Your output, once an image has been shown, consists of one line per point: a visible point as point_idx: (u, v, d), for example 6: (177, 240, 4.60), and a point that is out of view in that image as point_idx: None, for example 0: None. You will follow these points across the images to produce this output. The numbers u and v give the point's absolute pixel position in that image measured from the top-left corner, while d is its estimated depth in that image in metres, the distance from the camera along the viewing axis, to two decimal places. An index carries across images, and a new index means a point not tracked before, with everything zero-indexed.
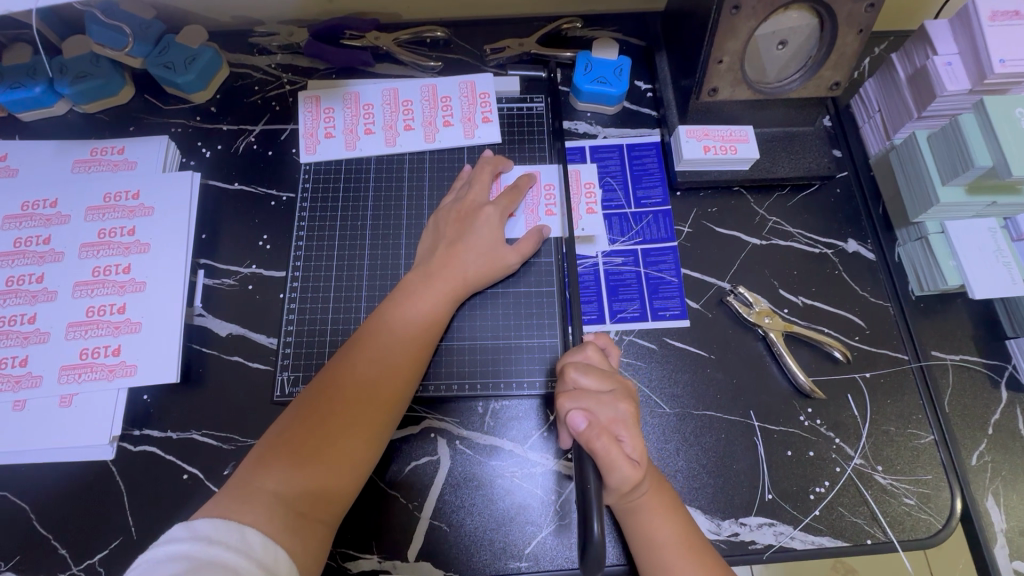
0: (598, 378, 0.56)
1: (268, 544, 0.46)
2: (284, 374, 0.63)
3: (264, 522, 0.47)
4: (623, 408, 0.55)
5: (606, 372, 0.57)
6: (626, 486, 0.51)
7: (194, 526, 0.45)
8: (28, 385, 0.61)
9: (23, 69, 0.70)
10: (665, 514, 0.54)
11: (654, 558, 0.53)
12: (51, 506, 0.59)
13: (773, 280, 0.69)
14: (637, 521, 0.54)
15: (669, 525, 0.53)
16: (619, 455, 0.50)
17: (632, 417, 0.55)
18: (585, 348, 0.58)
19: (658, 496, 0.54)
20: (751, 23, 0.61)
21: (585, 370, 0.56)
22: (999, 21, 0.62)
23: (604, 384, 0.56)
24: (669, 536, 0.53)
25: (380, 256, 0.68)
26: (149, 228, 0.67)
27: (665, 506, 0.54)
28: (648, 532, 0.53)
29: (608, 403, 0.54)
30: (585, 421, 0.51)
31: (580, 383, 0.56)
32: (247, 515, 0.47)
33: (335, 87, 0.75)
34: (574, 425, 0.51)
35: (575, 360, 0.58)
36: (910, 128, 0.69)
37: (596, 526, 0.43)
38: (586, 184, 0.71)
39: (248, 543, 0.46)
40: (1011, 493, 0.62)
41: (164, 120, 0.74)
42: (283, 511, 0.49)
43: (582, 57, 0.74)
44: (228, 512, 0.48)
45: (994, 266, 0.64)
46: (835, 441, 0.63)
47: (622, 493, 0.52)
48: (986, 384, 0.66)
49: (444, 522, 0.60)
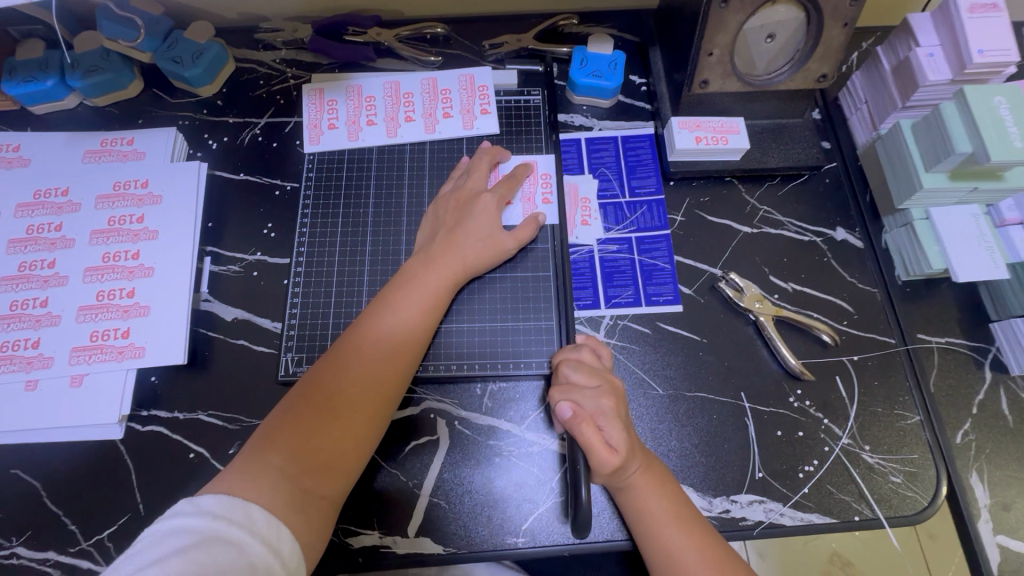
0: (586, 375, 0.58)
1: (271, 521, 0.48)
2: (288, 355, 0.65)
3: (266, 499, 0.49)
4: (606, 403, 0.56)
5: (595, 370, 0.59)
6: (608, 470, 0.53)
7: (200, 502, 0.47)
8: (39, 366, 0.63)
9: (36, 63, 0.72)
10: (657, 492, 0.56)
11: (648, 533, 0.55)
12: (61, 483, 0.61)
13: (763, 266, 0.71)
14: (630, 499, 0.56)
15: (660, 499, 0.55)
16: (598, 442, 0.53)
17: (615, 412, 0.56)
18: (579, 350, 0.62)
19: (650, 477, 0.56)
20: (739, 17, 0.63)
21: (576, 366, 0.59)
22: (978, 13, 0.64)
23: (592, 380, 0.58)
24: (661, 509, 0.55)
25: (382, 243, 0.70)
26: (157, 216, 0.69)
27: (658, 483, 0.56)
28: (640, 509, 0.55)
29: (591, 398, 0.57)
30: (569, 410, 0.55)
31: (571, 378, 0.59)
32: (251, 492, 0.49)
33: (338, 80, 0.77)
34: (560, 414, 0.55)
35: (570, 357, 0.61)
36: (894, 118, 0.71)
37: (583, 490, 0.50)
38: (583, 200, 0.74)
39: (251, 518, 0.47)
40: (996, 471, 0.64)
41: (172, 113, 0.77)
42: (285, 487, 0.50)
43: (578, 51, 0.76)
44: (233, 489, 0.49)
45: (977, 250, 0.66)
46: (823, 421, 0.65)
47: (607, 475, 0.54)
48: (970, 365, 0.67)
49: (443, 499, 0.62)
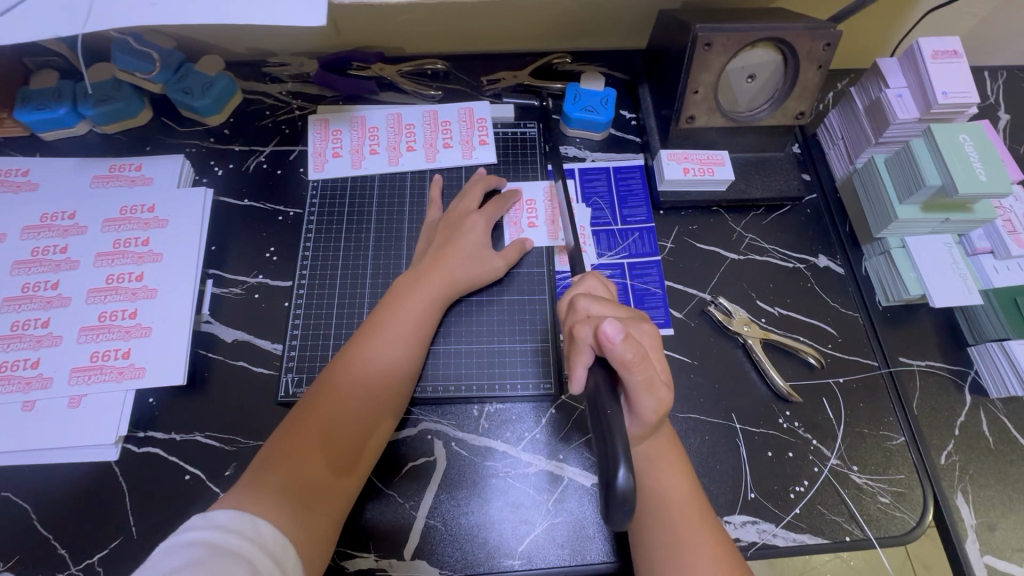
0: (605, 306, 0.56)
1: (277, 536, 0.48)
2: (288, 376, 0.66)
3: (273, 514, 0.49)
4: (646, 329, 0.55)
5: (614, 302, 0.57)
6: (655, 417, 0.51)
7: (212, 516, 0.47)
8: (38, 387, 0.63)
9: (50, 91, 0.75)
10: (674, 468, 0.54)
11: (664, 514, 0.52)
12: (53, 506, 0.60)
13: (750, 291, 0.74)
14: (650, 472, 0.53)
15: (675, 477, 0.54)
16: (657, 382, 0.50)
17: (656, 338, 0.56)
18: (586, 282, 0.61)
19: (668, 448, 0.55)
20: (721, 59, 0.68)
21: (594, 299, 0.56)
22: (940, 58, 0.69)
23: (618, 311, 0.56)
24: (679, 491, 0.53)
25: (382, 263, 0.72)
26: (162, 239, 0.70)
27: (675, 458, 0.55)
28: (660, 485, 0.53)
29: (636, 327, 0.55)
30: (620, 334, 0.48)
31: (590, 311, 0.56)
32: (258, 507, 0.49)
33: (342, 111, 0.80)
34: (609, 335, 0.47)
35: (579, 291, 0.60)
36: (869, 154, 0.75)
37: (622, 472, 0.42)
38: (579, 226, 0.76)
39: (259, 531, 0.47)
40: (979, 492, 0.66)
41: (180, 140, 0.79)
42: (291, 503, 0.51)
43: (571, 88, 0.80)
44: (241, 505, 0.49)
45: (951, 277, 0.70)
46: (812, 442, 0.66)
47: (648, 427, 0.52)
48: (951, 389, 0.70)
49: (439, 522, 0.62)
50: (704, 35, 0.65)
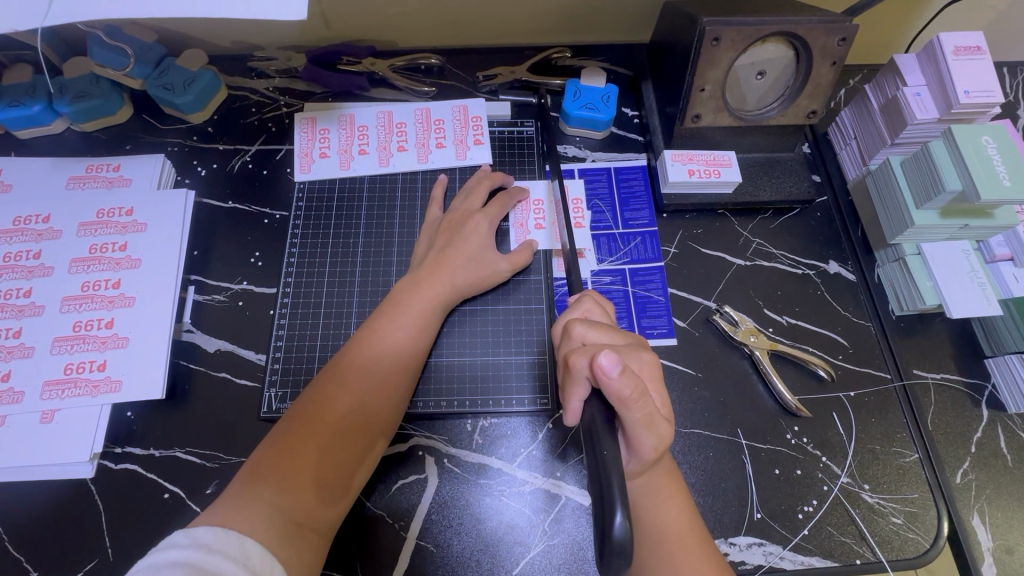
0: (601, 332, 0.53)
1: (266, 555, 0.45)
2: (271, 391, 0.63)
3: (262, 533, 0.46)
4: (646, 358, 0.52)
5: (613, 327, 0.54)
6: (656, 453, 0.48)
7: (195, 533, 0.44)
8: (8, 401, 0.60)
9: (23, 87, 0.71)
10: (674, 499, 0.51)
11: (665, 550, 0.49)
12: (24, 527, 0.58)
13: (758, 300, 0.71)
14: (649, 505, 0.50)
15: (677, 509, 0.51)
16: (656, 419, 0.47)
17: (655, 368, 0.52)
18: (582, 305, 0.57)
19: (668, 479, 0.52)
20: (730, 55, 0.64)
21: (590, 325, 0.53)
22: (962, 55, 0.65)
23: (616, 337, 0.53)
24: (680, 525, 0.50)
25: (371, 268, 0.69)
26: (140, 244, 0.67)
27: (675, 490, 0.52)
28: (660, 519, 0.50)
29: (631, 354, 0.52)
30: (618, 367, 0.44)
31: (586, 338, 0.53)
32: (245, 524, 0.46)
33: (331, 109, 0.77)
34: (605, 368, 0.44)
35: (575, 315, 0.56)
36: (883, 155, 0.72)
37: (619, 516, 0.39)
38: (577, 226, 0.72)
39: (247, 553, 0.44)
40: (997, 512, 0.63)
41: (161, 139, 0.76)
42: (280, 521, 0.48)
43: (571, 84, 0.77)
44: (226, 520, 0.46)
45: (969, 286, 0.66)
46: (822, 459, 0.63)
47: (646, 463, 0.49)
48: (967, 403, 0.67)
49: (431, 542, 0.59)
50: (712, 30, 0.61)
